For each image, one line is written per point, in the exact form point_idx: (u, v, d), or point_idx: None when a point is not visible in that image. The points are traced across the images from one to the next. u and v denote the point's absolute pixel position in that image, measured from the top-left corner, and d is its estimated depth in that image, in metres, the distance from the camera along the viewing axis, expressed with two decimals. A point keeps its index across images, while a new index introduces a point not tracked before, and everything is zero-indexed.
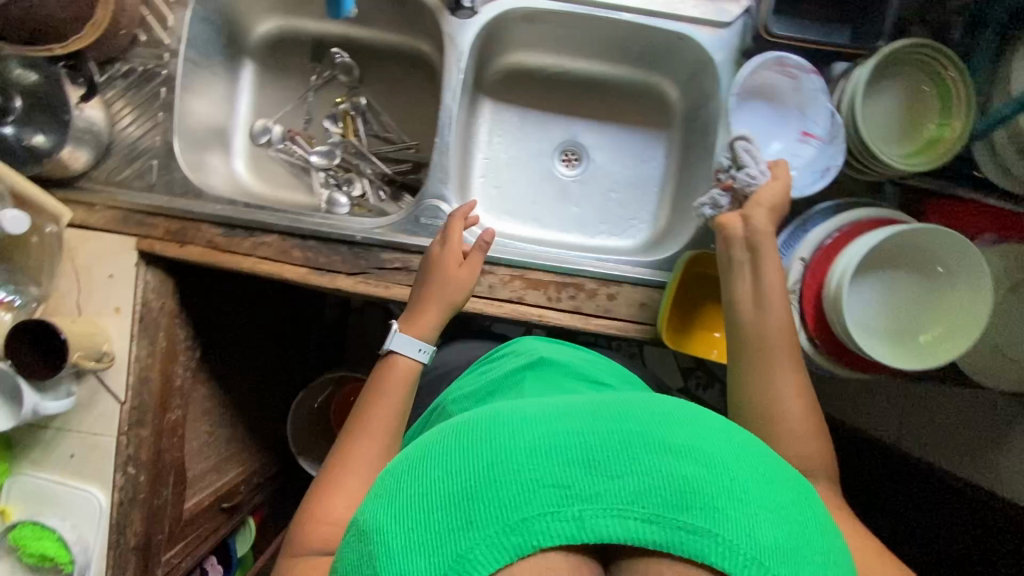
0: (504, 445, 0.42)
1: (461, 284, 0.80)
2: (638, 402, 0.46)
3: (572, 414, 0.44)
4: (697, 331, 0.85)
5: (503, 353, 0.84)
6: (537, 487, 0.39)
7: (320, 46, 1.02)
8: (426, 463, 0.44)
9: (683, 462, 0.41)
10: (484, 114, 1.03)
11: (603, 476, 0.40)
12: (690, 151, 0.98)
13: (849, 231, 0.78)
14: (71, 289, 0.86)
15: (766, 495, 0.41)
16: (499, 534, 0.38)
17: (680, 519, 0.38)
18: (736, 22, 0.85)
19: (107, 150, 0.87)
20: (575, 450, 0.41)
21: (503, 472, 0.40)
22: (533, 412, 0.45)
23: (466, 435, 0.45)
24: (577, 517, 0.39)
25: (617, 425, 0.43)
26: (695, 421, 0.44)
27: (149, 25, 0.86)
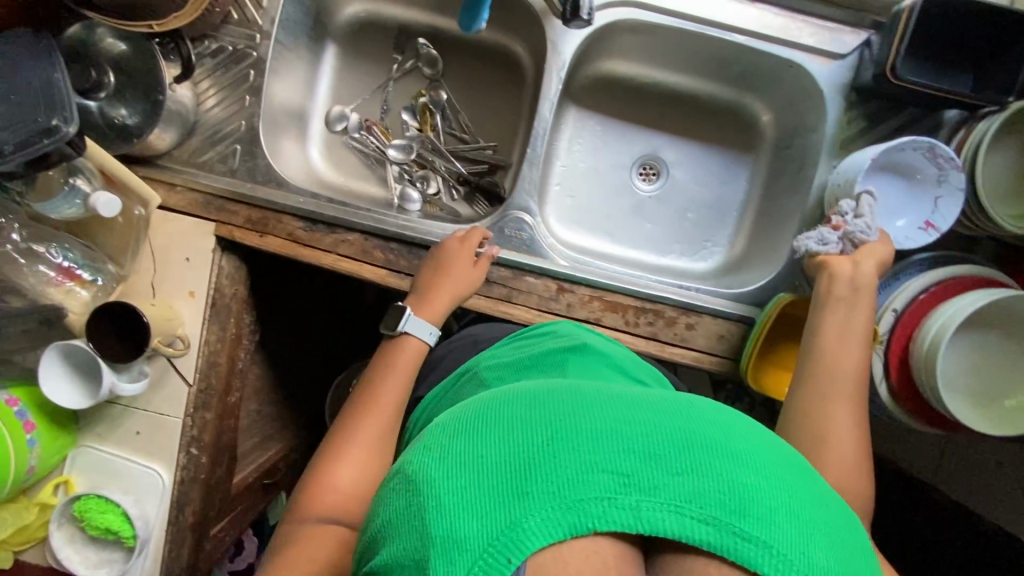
0: (564, 418, 0.38)
1: (470, 280, 0.79)
2: (703, 405, 0.41)
3: (637, 403, 0.40)
4: (776, 368, 0.84)
5: (538, 331, 0.76)
6: (591, 468, 0.35)
7: (405, 34, 0.99)
8: (475, 423, 0.40)
9: (753, 473, 0.36)
10: (567, 121, 1.01)
11: (665, 469, 0.35)
12: (777, 181, 0.96)
13: (948, 288, 0.76)
14: (147, 269, 0.85)
15: (838, 533, 0.36)
16: (545, 509, 0.34)
17: (747, 530, 0.33)
18: (852, 55, 0.82)
19: (191, 129, 0.85)
20: (641, 439, 0.36)
21: (560, 443, 0.36)
22: (593, 393, 0.41)
23: (511, 404, 0.41)
24: (633, 507, 0.34)
25: (688, 422, 0.38)
26: (757, 432, 0.40)
27: (243, 4, 0.83)
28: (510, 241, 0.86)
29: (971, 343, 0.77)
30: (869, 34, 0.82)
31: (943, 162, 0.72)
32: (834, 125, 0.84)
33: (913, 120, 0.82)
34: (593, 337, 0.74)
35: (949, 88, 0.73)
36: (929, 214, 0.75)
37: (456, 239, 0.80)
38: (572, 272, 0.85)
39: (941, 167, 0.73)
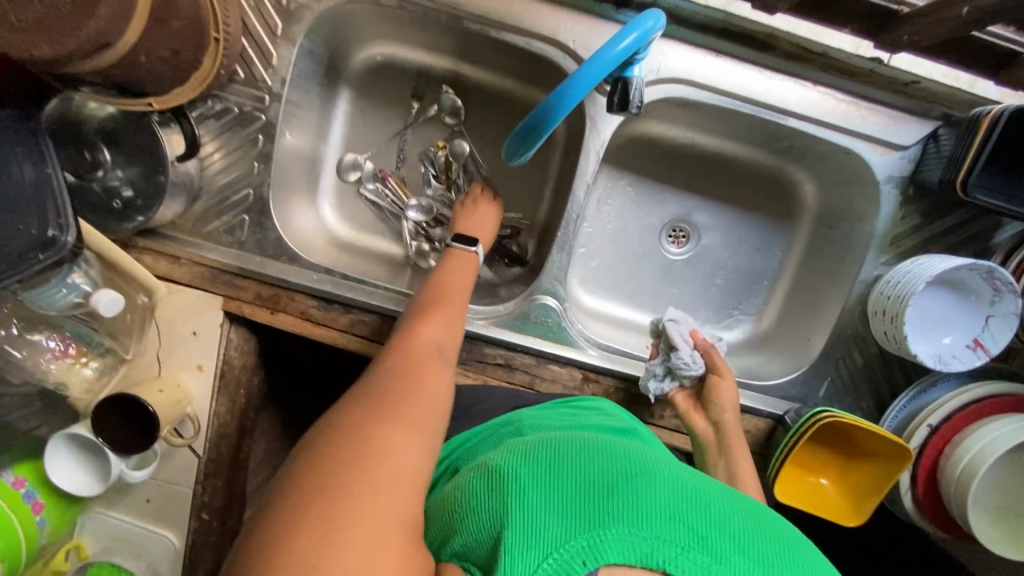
0: (656, 473, 0.44)
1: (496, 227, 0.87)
2: (770, 511, 0.47)
3: (717, 489, 0.46)
4: (796, 472, 0.78)
5: (585, 403, 0.74)
6: (675, 517, 0.39)
7: (426, 79, 0.90)
8: (573, 450, 0.46)
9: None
10: (597, 181, 0.94)
11: (743, 551, 0.39)
12: (816, 258, 0.91)
13: (985, 407, 0.74)
14: (152, 344, 0.81)
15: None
16: (631, 533, 0.38)
17: None
18: (913, 147, 0.76)
19: (195, 196, 0.78)
20: (718, 510, 0.41)
21: (649, 485, 0.42)
22: (682, 469, 0.47)
23: (612, 453, 0.47)
24: (708, 564, 0.37)
25: (764, 525, 0.43)
26: (825, 560, 0.43)
27: (250, 60, 0.74)
28: (536, 326, 0.81)
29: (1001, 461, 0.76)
30: (936, 126, 0.75)
31: (1000, 286, 0.69)
32: (887, 220, 0.79)
33: (968, 220, 0.77)
34: (642, 424, 0.72)
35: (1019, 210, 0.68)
36: (979, 333, 0.71)
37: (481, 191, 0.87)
38: (598, 361, 0.81)
39: (996, 288, 0.69)
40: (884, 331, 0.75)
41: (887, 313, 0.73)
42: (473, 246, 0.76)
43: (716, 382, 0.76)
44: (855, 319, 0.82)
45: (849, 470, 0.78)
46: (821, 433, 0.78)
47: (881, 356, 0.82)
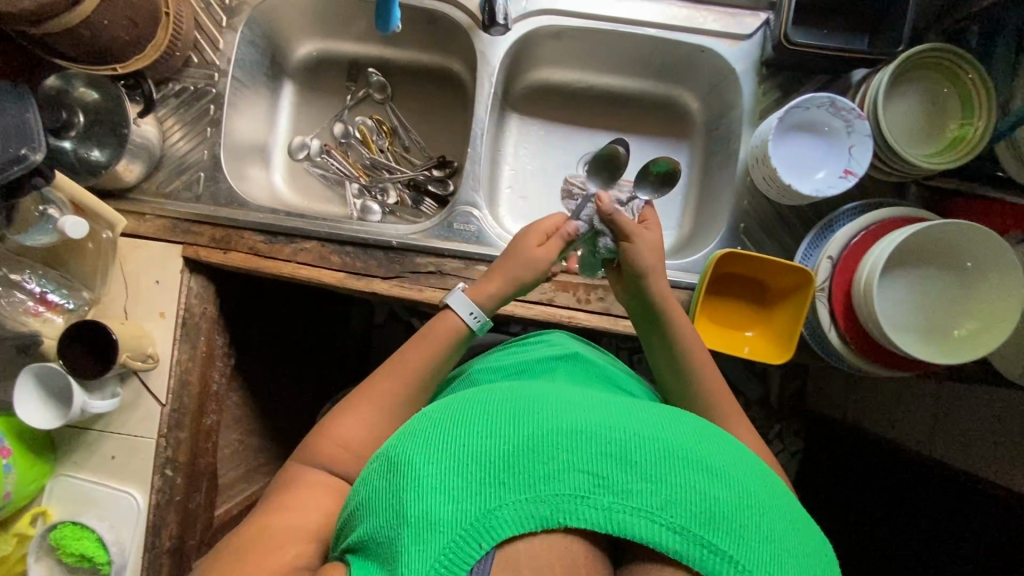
0: (551, 425, 0.48)
1: (536, 267, 0.78)
2: (674, 420, 0.52)
3: (622, 415, 0.51)
4: (725, 330, 0.83)
5: (535, 338, 0.83)
6: (572, 472, 0.45)
7: (356, 66, 1.08)
8: (470, 420, 0.50)
9: (713, 483, 0.46)
10: (511, 128, 1.07)
11: (637, 477, 0.46)
12: (713, 159, 1.00)
13: (877, 229, 0.78)
14: (119, 294, 0.90)
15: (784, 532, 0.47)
16: (529, 502, 0.44)
17: (705, 537, 0.44)
18: (756, 34, 0.89)
19: (158, 163, 0.92)
20: (615, 447, 0.47)
21: (543, 449, 0.46)
22: (583, 405, 0.52)
23: (505, 407, 0.50)
24: (605, 507, 0.44)
25: (659, 433, 0.49)
26: (724, 449, 0.51)
27: (202, 48, 0.93)
28: (461, 234, 0.90)
29: (910, 277, 0.79)
30: (768, 15, 0.89)
31: (846, 113, 0.77)
32: (752, 98, 0.90)
33: (823, 86, 0.88)
34: (589, 350, 0.83)
35: (846, 48, 0.80)
36: (847, 162, 0.79)
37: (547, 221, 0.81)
38: None
39: (847, 118, 0.78)
40: (765, 178, 0.82)
41: (760, 159, 0.81)
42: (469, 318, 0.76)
43: (632, 248, 0.78)
44: (750, 190, 0.90)
45: (769, 317, 0.82)
46: (730, 288, 0.84)
47: (783, 220, 0.89)
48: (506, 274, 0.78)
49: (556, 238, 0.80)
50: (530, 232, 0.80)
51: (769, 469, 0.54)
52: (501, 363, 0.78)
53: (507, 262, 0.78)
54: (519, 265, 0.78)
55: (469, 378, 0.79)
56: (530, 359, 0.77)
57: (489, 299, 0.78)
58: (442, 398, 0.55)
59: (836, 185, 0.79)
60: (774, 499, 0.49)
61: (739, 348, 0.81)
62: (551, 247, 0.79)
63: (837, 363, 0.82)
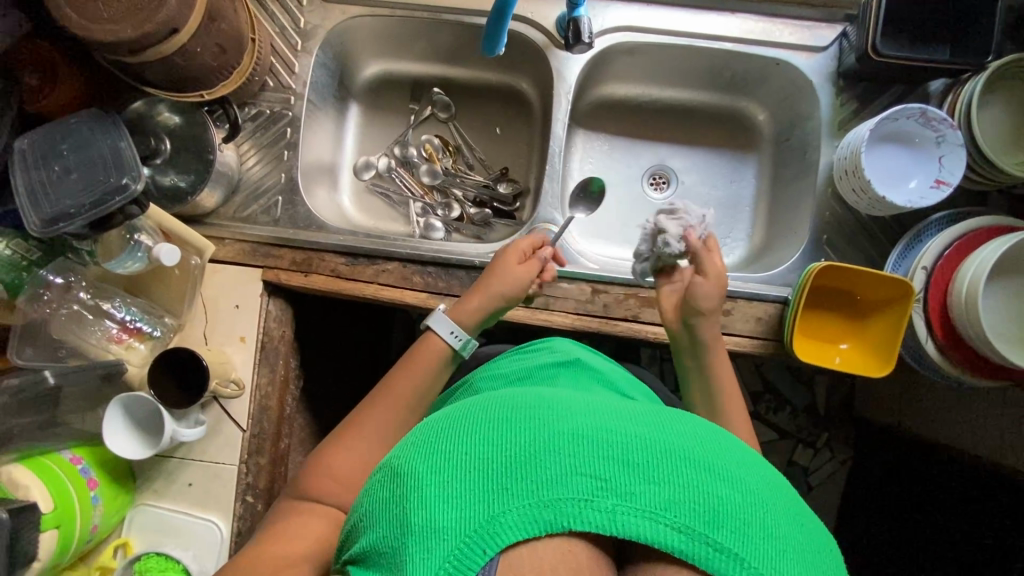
0: (552, 429, 0.45)
1: (517, 283, 0.78)
2: (678, 419, 0.49)
3: (625, 417, 0.48)
4: (815, 343, 0.83)
5: (538, 346, 0.82)
6: (574, 474, 0.43)
7: (419, 86, 1.09)
8: (471, 428, 0.47)
9: (717, 482, 0.44)
10: (577, 143, 1.07)
11: (640, 478, 0.43)
12: (782, 171, 1.00)
13: (972, 239, 0.78)
14: (200, 320, 0.89)
15: (795, 533, 0.44)
16: (532, 506, 0.42)
17: (711, 537, 0.41)
18: (832, 46, 0.89)
19: (235, 188, 0.92)
20: (618, 449, 0.44)
21: (546, 453, 0.44)
22: (584, 408, 0.49)
23: (506, 409, 0.48)
24: (610, 510, 0.42)
25: (662, 432, 0.47)
26: (729, 446, 0.48)
27: (278, 72, 0.93)
28: None
29: (1009, 288, 0.78)
30: (844, 26, 0.89)
31: (937, 124, 0.77)
32: (829, 109, 0.90)
33: (902, 96, 0.88)
34: (590, 355, 0.82)
35: (930, 59, 0.80)
36: (937, 172, 0.79)
37: (515, 247, 0.79)
38: (601, 272, 0.89)
39: (938, 130, 0.78)
40: (853, 189, 0.82)
41: (850, 171, 0.81)
42: (454, 340, 0.75)
43: (699, 283, 0.77)
44: (831, 201, 0.89)
45: (862, 328, 0.81)
46: (817, 301, 0.83)
47: (866, 231, 0.88)
48: (478, 290, 0.77)
49: (534, 256, 0.80)
50: (509, 248, 0.80)
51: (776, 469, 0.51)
52: (497, 371, 0.78)
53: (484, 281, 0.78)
54: (497, 281, 0.77)
55: (468, 387, 0.79)
56: (528, 368, 0.76)
57: (472, 318, 0.77)
58: (442, 409, 0.53)
59: (927, 196, 0.78)
60: (784, 498, 0.46)
61: (832, 360, 0.81)
62: (530, 268, 0.79)
63: (931, 374, 0.81)
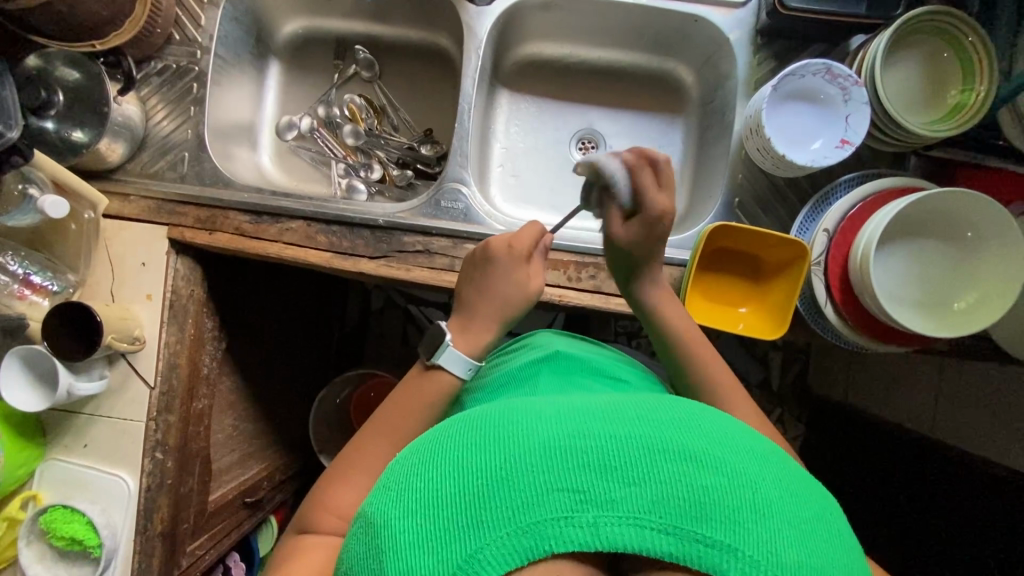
0: (521, 448, 0.41)
1: (523, 292, 0.71)
2: (652, 409, 0.45)
3: (596, 417, 0.44)
4: (716, 307, 0.81)
5: (520, 346, 0.80)
6: (550, 491, 0.39)
7: (343, 44, 1.06)
8: (442, 459, 0.43)
9: (699, 471, 0.40)
10: (502, 104, 1.04)
11: (620, 483, 0.39)
12: (707, 135, 0.97)
13: (874, 201, 0.76)
14: (105, 277, 0.89)
15: (787, 506, 0.40)
16: (512, 536, 0.38)
17: (698, 532, 0.37)
18: (751, 2, 0.86)
19: (142, 144, 0.91)
20: (592, 454, 0.40)
21: (518, 474, 0.40)
22: (556, 412, 0.45)
23: (476, 432, 0.44)
24: (592, 523, 0.38)
25: (638, 427, 0.42)
26: (708, 425, 0.44)
27: (183, 25, 0.91)
28: (449, 212, 0.89)
29: (910, 251, 0.76)
30: None
31: (842, 80, 0.75)
32: (746, 68, 0.87)
33: (822, 55, 0.85)
34: (575, 346, 0.78)
35: (842, 12, 0.77)
36: (843, 131, 0.76)
37: (519, 244, 0.71)
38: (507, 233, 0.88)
39: (842, 86, 0.76)
40: (759, 150, 0.80)
41: (754, 130, 0.79)
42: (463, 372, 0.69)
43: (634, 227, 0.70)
44: (747, 163, 0.87)
45: (765, 291, 0.80)
46: (719, 265, 0.82)
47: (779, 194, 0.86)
48: (496, 315, 0.70)
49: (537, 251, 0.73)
50: (517, 256, 0.70)
51: (754, 429, 0.48)
52: (482, 378, 0.77)
53: (497, 302, 0.70)
54: (515, 302, 0.71)
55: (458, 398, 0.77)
56: (512, 367, 0.74)
57: (478, 346, 0.69)
58: (414, 439, 0.49)
59: (830, 155, 0.76)
60: (765, 463, 0.43)
61: (734, 325, 0.79)
62: (539, 272, 0.73)
63: (838, 342, 0.80)
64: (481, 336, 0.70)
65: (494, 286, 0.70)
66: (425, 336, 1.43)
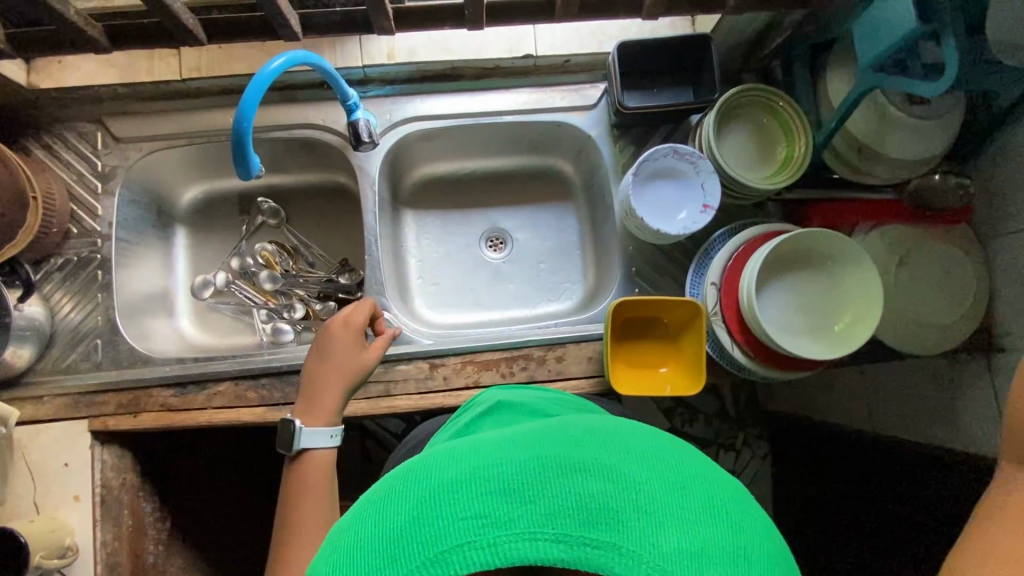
0: (431, 485, 0.42)
1: (357, 367, 0.81)
2: (558, 429, 0.46)
3: (501, 444, 0.45)
4: (642, 373, 0.87)
5: (467, 406, 0.79)
6: (454, 521, 0.40)
7: (246, 198, 1.10)
8: (367, 511, 0.45)
9: (590, 478, 0.41)
10: (408, 224, 1.11)
11: (517, 501, 0.40)
12: (597, 214, 1.07)
13: (746, 248, 0.86)
14: (24, 489, 0.84)
15: (680, 504, 0.40)
16: (421, 569, 0.39)
17: (587, 536, 0.39)
18: (600, 102, 0.99)
19: (50, 340, 0.90)
20: (492, 480, 0.41)
21: (427, 512, 0.41)
22: (467, 446, 0.46)
23: (396, 479, 0.46)
24: (491, 544, 0.39)
25: (539, 444, 0.44)
26: (609, 436, 0.45)
27: (80, 217, 0.93)
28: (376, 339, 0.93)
29: (788, 285, 0.86)
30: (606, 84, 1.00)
31: (689, 157, 0.86)
32: (611, 156, 0.99)
33: (669, 134, 0.98)
34: (511, 396, 0.77)
35: (678, 103, 0.91)
36: (704, 197, 0.87)
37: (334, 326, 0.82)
38: (437, 346, 0.91)
39: (692, 161, 0.87)
40: (637, 226, 0.89)
41: (629, 211, 0.89)
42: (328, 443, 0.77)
43: None
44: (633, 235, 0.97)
45: (679, 349, 0.87)
46: (633, 330, 0.89)
47: (668, 256, 0.96)
48: (334, 378, 0.80)
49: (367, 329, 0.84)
50: (341, 339, 0.82)
51: (666, 433, 0.48)
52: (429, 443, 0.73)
53: (320, 380, 0.80)
54: (340, 366, 0.81)
55: None
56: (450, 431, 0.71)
57: (328, 415, 0.79)
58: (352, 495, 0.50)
59: (699, 220, 0.87)
60: (660, 464, 0.43)
61: (662, 387, 0.85)
62: (377, 346, 0.84)
63: (754, 377, 0.88)
64: (332, 402, 0.80)
65: (320, 366, 0.81)
66: (389, 450, 1.38)
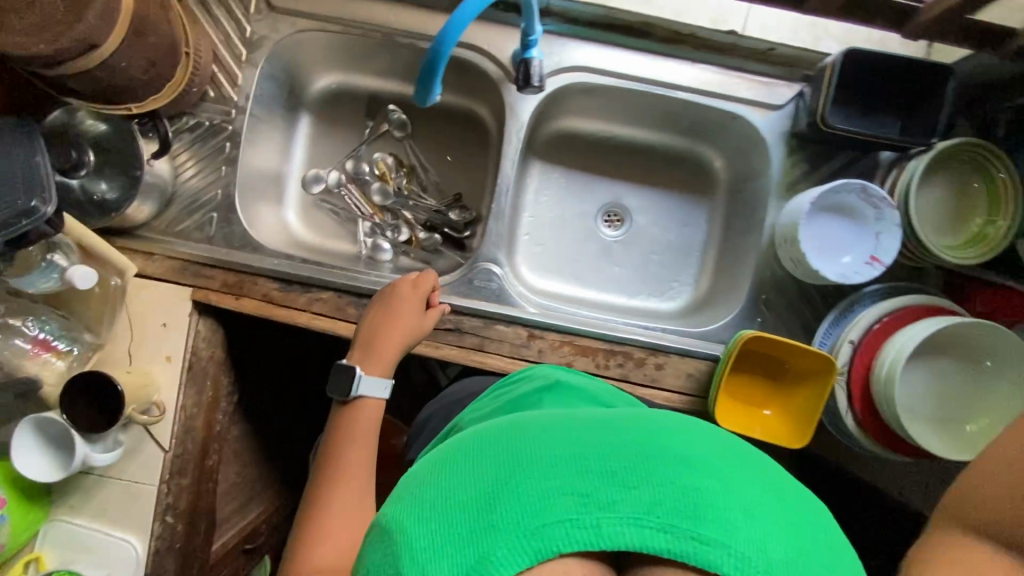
0: (524, 454, 0.38)
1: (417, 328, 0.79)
2: (650, 423, 0.42)
3: (595, 428, 0.41)
4: (739, 407, 0.84)
5: (513, 378, 0.75)
6: (555, 495, 0.35)
7: (376, 101, 1.04)
8: (446, 471, 0.40)
9: (696, 473, 0.37)
10: (532, 175, 1.04)
11: (623, 485, 0.35)
12: (735, 222, 0.99)
13: (900, 317, 0.79)
14: (124, 337, 0.86)
15: (785, 515, 0.36)
16: (514, 538, 0.34)
17: (697, 532, 0.34)
18: (787, 105, 0.88)
19: (170, 200, 0.90)
20: (592, 459, 0.37)
21: (522, 478, 0.36)
22: (553, 423, 0.42)
23: (478, 444, 0.41)
24: (595, 526, 0.34)
25: (638, 435, 0.40)
26: (701, 436, 0.41)
27: (219, 82, 0.90)
28: (481, 291, 0.90)
29: (929, 368, 0.80)
30: (802, 86, 0.88)
31: (877, 202, 0.78)
32: (778, 168, 0.89)
33: (850, 163, 0.88)
34: (566, 377, 0.72)
35: (877, 134, 0.80)
36: (874, 248, 0.80)
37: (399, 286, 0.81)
38: (539, 317, 0.88)
39: (877, 206, 0.78)
40: (791, 257, 0.83)
41: (789, 239, 0.81)
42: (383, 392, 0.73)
43: None
44: (771, 261, 0.90)
45: (788, 398, 0.83)
46: (746, 363, 0.85)
47: (803, 293, 0.89)
48: (397, 337, 0.77)
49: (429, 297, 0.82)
50: (403, 299, 0.80)
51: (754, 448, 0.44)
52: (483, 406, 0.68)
53: (379, 333, 0.77)
54: (405, 326, 0.78)
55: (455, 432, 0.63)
56: (504, 401, 0.66)
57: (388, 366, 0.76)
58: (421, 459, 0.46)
59: (862, 270, 0.81)
60: (756, 470, 0.39)
61: (753, 428, 0.82)
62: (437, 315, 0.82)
63: (851, 446, 0.83)
64: (391, 355, 0.76)
65: (381, 320, 0.78)
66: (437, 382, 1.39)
